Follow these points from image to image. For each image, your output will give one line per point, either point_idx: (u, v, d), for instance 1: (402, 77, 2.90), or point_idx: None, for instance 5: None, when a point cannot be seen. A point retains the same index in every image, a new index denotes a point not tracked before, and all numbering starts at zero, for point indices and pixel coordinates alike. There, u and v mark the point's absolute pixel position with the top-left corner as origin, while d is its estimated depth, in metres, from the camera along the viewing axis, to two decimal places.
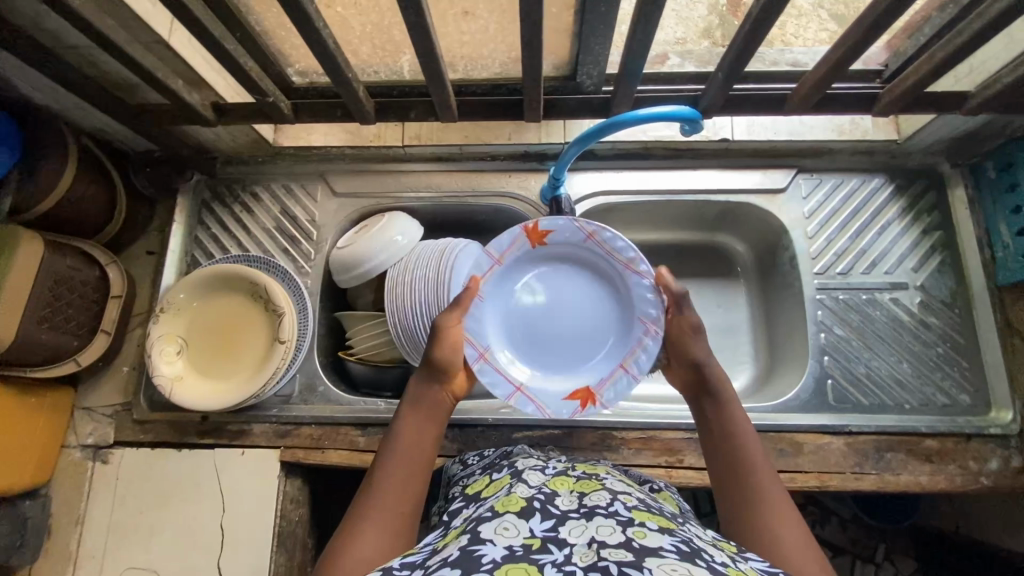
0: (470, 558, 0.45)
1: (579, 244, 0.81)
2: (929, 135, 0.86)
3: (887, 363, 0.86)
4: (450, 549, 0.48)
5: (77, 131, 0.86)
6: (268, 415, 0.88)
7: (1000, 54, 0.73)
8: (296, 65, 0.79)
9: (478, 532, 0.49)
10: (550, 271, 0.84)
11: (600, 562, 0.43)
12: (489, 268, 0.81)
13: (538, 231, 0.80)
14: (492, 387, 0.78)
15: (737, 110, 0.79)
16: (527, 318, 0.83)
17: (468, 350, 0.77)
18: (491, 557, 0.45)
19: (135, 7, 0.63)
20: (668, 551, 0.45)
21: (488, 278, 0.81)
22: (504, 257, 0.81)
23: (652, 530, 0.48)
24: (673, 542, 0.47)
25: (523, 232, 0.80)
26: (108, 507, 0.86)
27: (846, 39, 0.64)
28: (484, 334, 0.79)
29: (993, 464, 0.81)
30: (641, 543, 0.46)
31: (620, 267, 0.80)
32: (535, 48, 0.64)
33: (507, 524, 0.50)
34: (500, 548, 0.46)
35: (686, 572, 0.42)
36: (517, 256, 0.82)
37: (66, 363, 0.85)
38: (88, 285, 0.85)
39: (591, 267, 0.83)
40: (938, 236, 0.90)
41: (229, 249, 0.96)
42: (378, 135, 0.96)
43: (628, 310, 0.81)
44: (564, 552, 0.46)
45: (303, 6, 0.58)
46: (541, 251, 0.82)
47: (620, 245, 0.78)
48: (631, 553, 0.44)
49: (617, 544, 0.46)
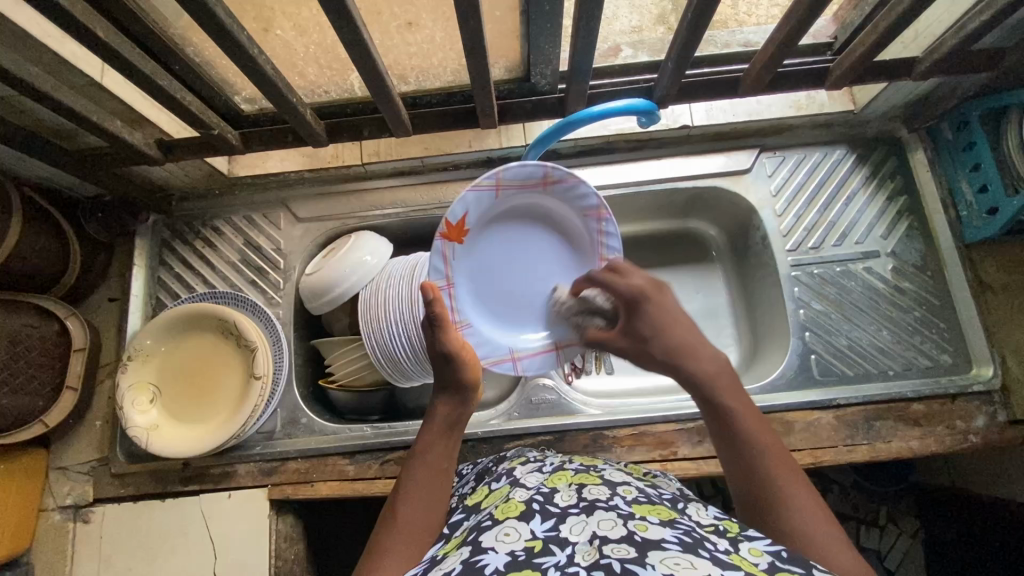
0: (473, 570, 0.44)
1: (492, 203, 0.75)
2: (884, 102, 0.87)
3: (867, 332, 0.87)
4: (452, 563, 0.47)
5: (19, 182, 0.82)
6: (252, 453, 0.86)
7: (942, 17, 0.73)
8: (242, 93, 0.77)
9: (478, 541, 0.47)
10: (488, 245, 0.78)
11: (602, 560, 0.42)
12: (450, 296, 0.76)
13: (452, 227, 0.73)
14: (539, 370, 0.81)
15: (693, 97, 0.79)
16: (505, 291, 0.80)
17: (502, 366, 0.79)
18: (494, 566, 0.44)
19: (61, 51, 0.60)
20: (670, 543, 0.44)
21: (455, 304, 0.76)
22: (449, 275, 0.75)
23: (653, 522, 0.47)
24: (675, 533, 0.46)
25: (445, 242, 0.73)
26: (94, 567, 0.83)
27: (789, 17, 0.64)
28: (496, 343, 0.79)
29: (979, 422, 0.82)
30: (643, 537, 0.45)
31: (539, 186, 0.75)
32: (479, 55, 0.63)
33: (508, 528, 0.49)
34: (502, 555, 0.45)
35: (689, 565, 0.41)
36: (457, 261, 0.76)
37: (33, 426, 0.81)
38: (48, 341, 0.82)
39: (522, 205, 0.78)
40: (903, 201, 0.90)
41: (194, 288, 0.93)
42: (335, 155, 0.94)
43: (573, 210, 0.78)
44: (567, 552, 0.45)
45: (234, 35, 0.55)
46: (473, 239, 0.76)
47: (525, 172, 0.72)
48: (633, 548, 0.43)
49: (620, 539, 0.45)
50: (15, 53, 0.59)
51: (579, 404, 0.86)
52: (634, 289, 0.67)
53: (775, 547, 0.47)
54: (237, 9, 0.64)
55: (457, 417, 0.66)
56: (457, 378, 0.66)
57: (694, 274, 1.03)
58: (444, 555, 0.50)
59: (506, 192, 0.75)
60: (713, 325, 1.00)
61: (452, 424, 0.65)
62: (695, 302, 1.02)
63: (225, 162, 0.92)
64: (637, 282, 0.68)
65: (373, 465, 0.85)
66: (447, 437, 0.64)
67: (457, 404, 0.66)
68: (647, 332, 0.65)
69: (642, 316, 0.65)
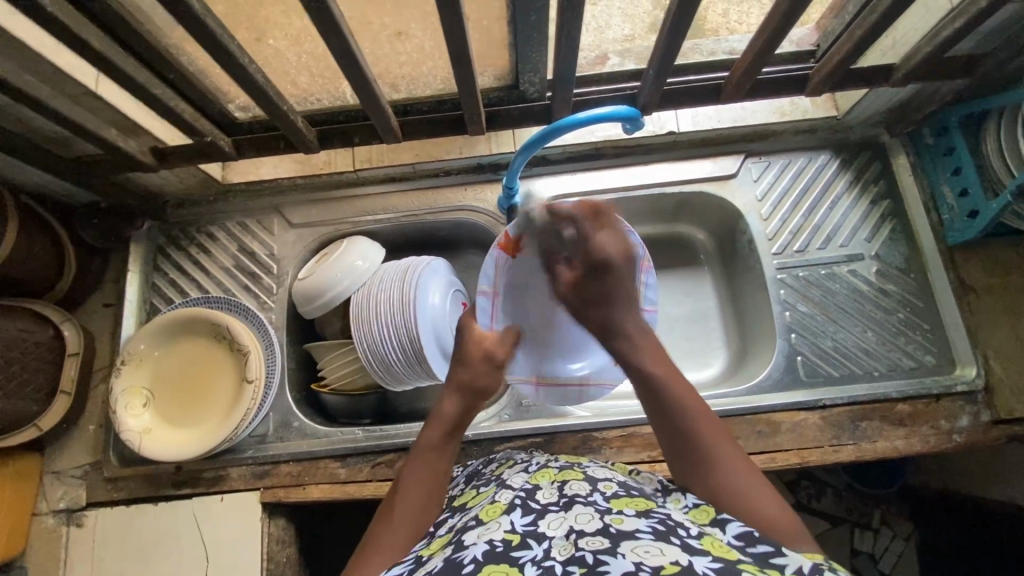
0: (452, 566, 0.45)
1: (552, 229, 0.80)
2: (866, 108, 0.88)
3: (853, 334, 0.88)
4: (434, 561, 0.48)
5: (15, 189, 0.83)
6: (244, 457, 0.86)
7: (919, 25, 0.75)
8: (235, 101, 0.79)
9: (460, 540, 0.48)
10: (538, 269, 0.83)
11: (577, 553, 0.43)
12: (491, 304, 0.81)
13: (508, 241, 0.80)
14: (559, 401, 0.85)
15: (677, 103, 0.81)
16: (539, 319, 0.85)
17: (523, 387, 0.85)
18: (472, 558, 0.45)
19: (55, 60, 0.62)
20: (643, 533, 0.45)
21: (495, 313, 0.81)
22: (496, 284, 0.81)
23: (629, 515, 0.48)
24: (649, 523, 0.47)
25: (499, 253, 0.80)
26: (87, 571, 0.83)
27: (767, 25, 0.65)
28: (525, 363, 0.85)
29: (963, 421, 0.83)
30: (617, 529, 0.46)
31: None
32: (465, 63, 0.64)
33: (490, 525, 0.50)
34: (482, 546, 0.47)
35: (658, 552, 0.42)
36: (507, 274, 0.82)
37: (27, 430, 0.82)
38: (42, 346, 0.82)
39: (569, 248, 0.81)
40: (886, 205, 0.92)
41: (188, 293, 0.94)
42: (327, 162, 0.95)
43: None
44: (544, 546, 0.46)
45: (225, 45, 0.57)
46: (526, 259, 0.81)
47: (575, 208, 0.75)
48: (607, 539, 0.44)
49: (595, 532, 0.45)
50: (11, 62, 0.60)
51: (569, 406, 0.87)
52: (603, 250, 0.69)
53: (746, 530, 0.49)
54: (229, 18, 0.66)
55: (459, 419, 0.68)
56: (461, 380, 0.70)
57: (683, 278, 1.05)
58: (427, 555, 0.51)
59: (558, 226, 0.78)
60: (702, 328, 1.01)
61: (454, 427, 0.67)
62: (684, 305, 1.03)
63: (220, 169, 0.93)
64: (610, 248, 0.70)
65: (365, 467, 0.86)
66: (447, 439, 0.66)
67: (460, 407, 0.68)
68: (612, 291, 0.70)
69: (604, 276, 0.70)
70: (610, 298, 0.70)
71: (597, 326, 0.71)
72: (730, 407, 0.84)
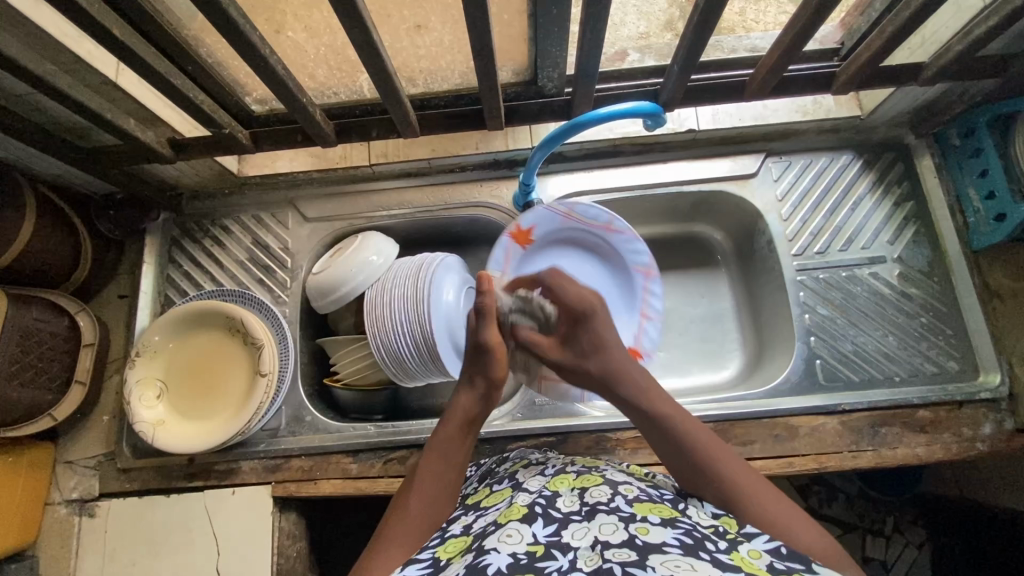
0: (476, 571, 0.44)
1: (559, 224, 0.90)
2: (891, 107, 0.87)
3: (873, 338, 0.86)
4: (455, 568, 0.46)
5: (34, 179, 0.84)
6: (256, 450, 0.86)
7: (949, 23, 0.73)
8: (253, 93, 0.78)
9: (480, 544, 0.47)
10: (546, 257, 0.92)
11: (605, 565, 0.43)
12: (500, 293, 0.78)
13: (522, 231, 0.89)
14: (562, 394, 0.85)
15: (698, 101, 0.80)
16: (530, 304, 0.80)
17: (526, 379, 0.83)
18: (497, 567, 0.44)
19: (77, 50, 0.61)
20: (671, 547, 0.44)
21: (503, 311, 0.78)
22: (506, 270, 0.89)
23: (654, 524, 0.48)
24: (676, 535, 0.46)
25: (509, 241, 0.88)
26: (99, 560, 0.84)
27: (796, 21, 0.64)
28: None
29: (987, 429, 0.81)
30: (644, 541, 0.45)
31: (603, 230, 0.89)
32: (487, 56, 0.63)
33: (511, 530, 0.48)
34: (505, 556, 0.45)
35: (689, 566, 0.42)
36: (517, 264, 0.90)
37: (41, 418, 0.82)
38: (58, 336, 0.83)
39: (579, 239, 0.92)
40: (909, 207, 0.90)
41: (203, 286, 0.94)
42: (344, 156, 0.96)
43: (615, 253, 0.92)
44: (569, 557, 0.45)
45: (247, 35, 0.56)
46: (534, 250, 0.91)
47: (592, 213, 0.87)
48: (634, 552, 0.44)
49: (621, 543, 0.45)
50: (33, 52, 0.60)
51: (583, 406, 0.86)
52: (579, 299, 0.70)
53: (774, 543, 0.49)
54: (249, 9, 0.65)
55: (475, 411, 0.67)
56: (486, 374, 0.67)
57: (700, 278, 1.03)
58: (448, 561, 0.49)
59: (572, 222, 0.90)
60: (718, 329, 1.00)
61: (472, 420, 0.66)
62: (700, 306, 1.02)
63: (235, 162, 0.93)
64: (580, 294, 0.71)
65: (376, 463, 0.86)
66: (465, 432, 0.65)
67: (476, 399, 0.67)
68: (596, 339, 0.69)
69: (584, 327, 0.70)
70: (597, 349, 0.69)
71: (598, 386, 0.69)
72: (745, 409, 0.83)
